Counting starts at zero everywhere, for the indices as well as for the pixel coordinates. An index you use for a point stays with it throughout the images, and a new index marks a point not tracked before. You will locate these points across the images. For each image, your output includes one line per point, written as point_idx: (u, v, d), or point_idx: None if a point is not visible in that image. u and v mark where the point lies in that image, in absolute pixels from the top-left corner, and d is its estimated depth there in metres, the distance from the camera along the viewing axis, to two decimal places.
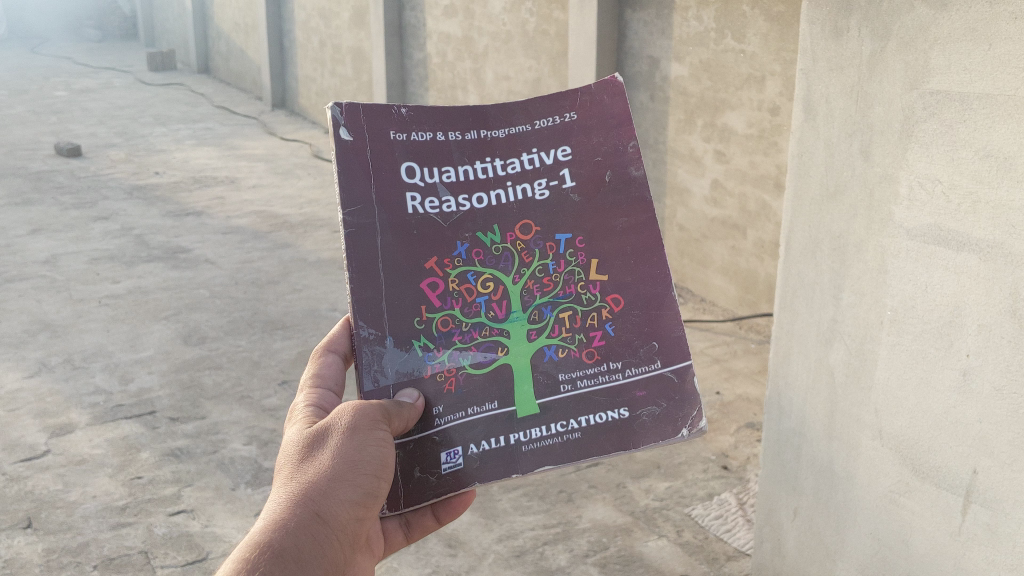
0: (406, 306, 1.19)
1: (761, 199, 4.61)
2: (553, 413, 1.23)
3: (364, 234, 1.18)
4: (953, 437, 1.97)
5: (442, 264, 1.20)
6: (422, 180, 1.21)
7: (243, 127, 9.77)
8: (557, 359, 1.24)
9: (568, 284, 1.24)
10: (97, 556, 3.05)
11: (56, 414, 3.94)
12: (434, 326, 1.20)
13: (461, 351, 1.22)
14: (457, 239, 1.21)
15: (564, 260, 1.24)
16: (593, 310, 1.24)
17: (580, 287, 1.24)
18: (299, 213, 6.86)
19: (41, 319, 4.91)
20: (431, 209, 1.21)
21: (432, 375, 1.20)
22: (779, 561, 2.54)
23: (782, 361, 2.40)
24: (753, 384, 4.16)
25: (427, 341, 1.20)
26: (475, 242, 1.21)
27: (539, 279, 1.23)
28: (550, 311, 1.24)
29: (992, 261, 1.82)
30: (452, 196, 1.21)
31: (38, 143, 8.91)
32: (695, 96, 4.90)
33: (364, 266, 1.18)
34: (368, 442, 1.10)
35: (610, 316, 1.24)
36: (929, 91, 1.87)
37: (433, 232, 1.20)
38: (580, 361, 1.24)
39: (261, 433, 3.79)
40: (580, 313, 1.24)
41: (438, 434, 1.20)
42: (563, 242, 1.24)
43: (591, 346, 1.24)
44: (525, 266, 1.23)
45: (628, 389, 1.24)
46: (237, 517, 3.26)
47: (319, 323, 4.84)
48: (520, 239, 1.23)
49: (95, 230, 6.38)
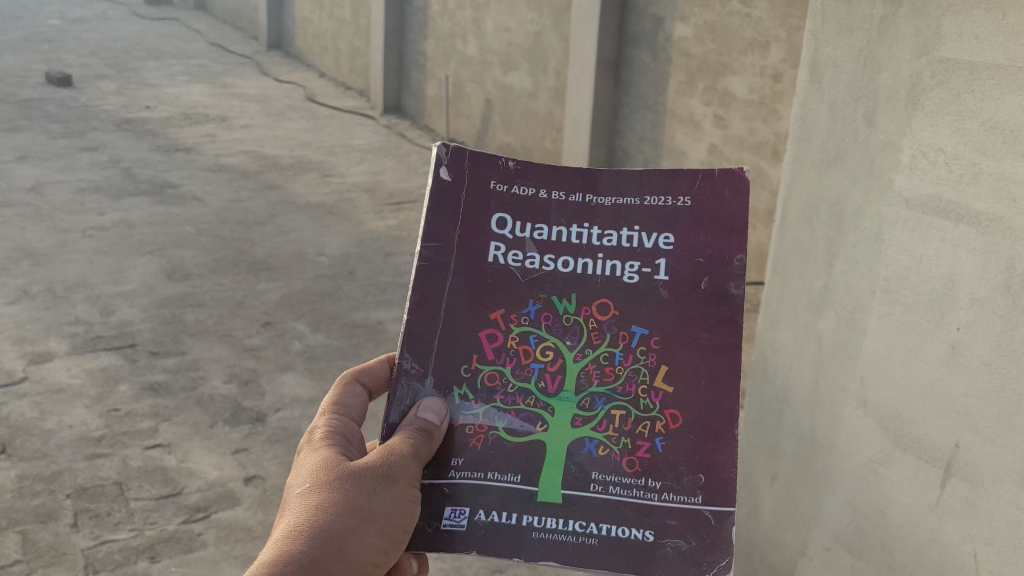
0: (454, 351, 1.07)
1: (757, 166, 4.58)
2: (577, 510, 1.04)
3: (437, 275, 1.08)
4: (936, 410, 1.95)
5: (507, 318, 1.08)
6: (511, 233, 1.09)
7: (237, 66, 9.66)
8: (597, 455, 1.06)
9: (630, 382, 1.07)
10: (70, 485, 3.03)
11: (35, 341, 3.91)
12: (480, 377, 1.07)
13: (499, 411, 1.07)
14: (529, 298, 1.08)
15: (633, 354, 1.07)
16: (648, 419, 1.06)
17: (643, 389, 1.07)
18: (290, 155, 6.80)
19: (24, 246, 4.85)
20: (513, 261, 1.08)
21: (462, 428, 1.06)
22: (754, 524, 2.55)
23: (770, 327, 2.39)
24: (737, 351, 4.17)
25: (467, 391, 1.07)
26: (548, 306, 1.08)
27: (601, 365, 1.07)
28: (603, 403, 1.07)
29: (990, 235, 1.78)
30: (617, 231, 1.08)
31: (29, 70, 8.76)
32: (697, 58, 4.85)
33: (446, 209, 1.09)
34: (405, 493, 0.99)
35: (667, 430, 1.06)
36: (938, 58, 1.83)
37: (509, 286, 1.08)
38: (619, 466, 1.06)
39: (242, 372, 3.78)
40: (633, 417, 1.06)
41: (448, 486, 1.05)
42: (638, 335, 1.07)
43: (635, 455, 1.06)
44: (590, 347, 1.07)
45: (660, 514, 1.04)
46: (214, 454, 3.24)
47: (304, 266, 4.82)
48: (595, 318, 1.08)
49: (82, 161, 6.30)
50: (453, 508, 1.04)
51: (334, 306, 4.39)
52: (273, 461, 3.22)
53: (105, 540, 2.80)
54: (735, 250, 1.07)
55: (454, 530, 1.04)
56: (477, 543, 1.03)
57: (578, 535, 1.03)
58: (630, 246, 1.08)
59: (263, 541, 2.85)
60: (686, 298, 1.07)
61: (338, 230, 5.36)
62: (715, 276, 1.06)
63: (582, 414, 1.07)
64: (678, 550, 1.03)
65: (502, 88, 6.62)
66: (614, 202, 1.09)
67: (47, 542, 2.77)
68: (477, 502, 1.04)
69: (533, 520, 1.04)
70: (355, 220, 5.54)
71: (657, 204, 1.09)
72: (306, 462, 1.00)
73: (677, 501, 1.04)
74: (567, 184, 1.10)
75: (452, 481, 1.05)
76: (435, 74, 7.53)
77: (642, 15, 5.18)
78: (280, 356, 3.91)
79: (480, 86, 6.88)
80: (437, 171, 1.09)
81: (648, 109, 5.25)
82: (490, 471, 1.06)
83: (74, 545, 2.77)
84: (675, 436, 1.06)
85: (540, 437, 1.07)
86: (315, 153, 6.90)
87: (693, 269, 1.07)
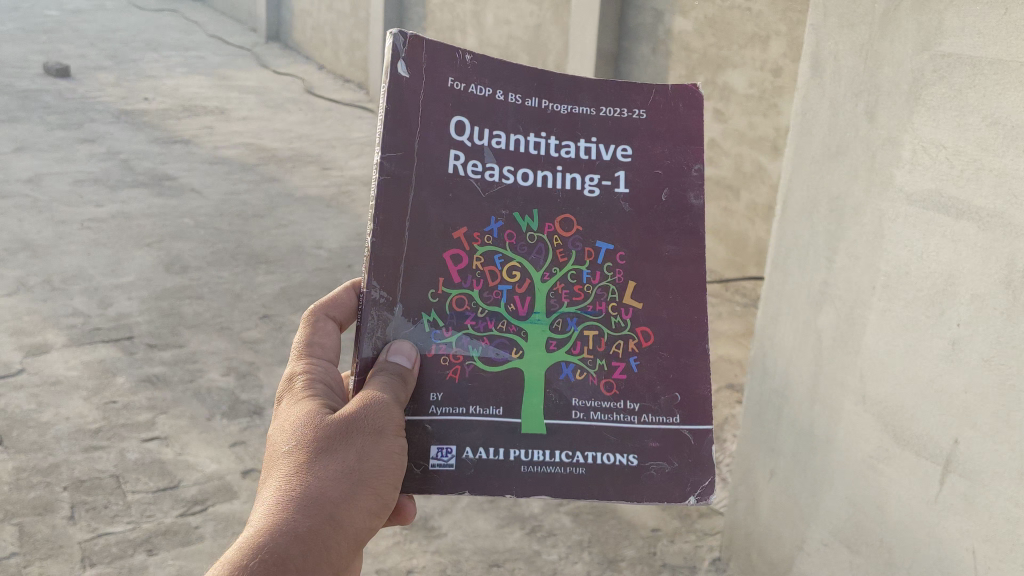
0: (424, 275, 1.17)
1: (757, 160, 4.58)
2: (562, 439, 1.21)
3: (397, 186, 1.16)
4: (936, 406, 1.95)
5: (471, 237, 1.18)
6: (470, 141, 1.19)
7: (237, 58, 9.63)
8: (574, 380, 1.22)
9: (599, 301, 1.22)
10: (67, 477, 3.02)
11: (32, 333, 3.90)
12: (447, 303, 1.18)
13: (472, 339, 1.20)
14: (492, 215, 1.19)
15: (600, 271, 1.22)
16: (620, 338, 1.23)
17: (612, 307, 1.23)
18: (288, 147, 6.78)
19: (22, 238, 4.84)
20: (472, 173, 1.18)
21: (437, 357, 1.18)
22: (752, 519, 2.55)
23: (770, 322, 2.38)
24: (736, 345, 4.17)
25: (437, 317, 1.18)
26: (511, 223, 1.20)
27: (569, 285, 1.22)
28: (575, 323, 1.22)
29: (992, 230, 1.78)
30: (575, 142, 1.22)
31: (27, 61, 8.73)
32: (697, 51, 4.84)
33: (404, 112, 1.16)
34: (389, 444, 1.07)
35: (638, 348, 1.23)
36: (941, 53, 1.82)
37: (472, 201, 1.18)
38: (597, 391, 1.22)
39: (240, 364, 3.77)
40: (605, 336, 1.23)
41: (430, 425, 1.18)
42: (603, 251, 1.22)
43: (611, 377, 1.22)
44: (557, 266, 1.21)
45: (642, 436, 1.22)
46: (211, 446, 3.23)
47: (302, 259, 4.80)
48: (559, 235, 1.21)
49: (80, 152, 6.28)
50: (440, 448, 1.17)
51: None
52: None
53: (102, 532, 2.80)
54: (693, 161, 1.23)
55: (443, 469, 1.17)
56: (470, 478, 1.18)
57: (566, 465, 1.20)
58: (588, 159, 1.22)
59: None
60: (648, 208, 1.23)
61: (337, 223, 5.35)
62: (674, 188, 1.23)
63: (555, 336, 1.22)
64: (660, 470, 1.22)
65: None
66: (570, 111, 1.23)
67: (44, 534, 2.77)
68: (462, 441, 1.18)
69: (519, 454, 1.19)
70: (353, 213, 5.53)
71: (613, 116, 1.23)
72: (291, 421, 1.06)
73: (657, 421, 1.23)
74: (523, 89, 1.21)
75: (435, 419, 1.18)
76: None
77: (642, 8, 5.17)
78: (278, 349, 3.91)
79: None
80: (395, 64, 1.16)
81: None
82: (470, 407, 1.19)
83: (71, 538, 2.77)
84: (646, 355, 1.23)
85: (517, 364, 1.21)
86: (314, 145, 6.89)
87: (653, 180, 1.23)
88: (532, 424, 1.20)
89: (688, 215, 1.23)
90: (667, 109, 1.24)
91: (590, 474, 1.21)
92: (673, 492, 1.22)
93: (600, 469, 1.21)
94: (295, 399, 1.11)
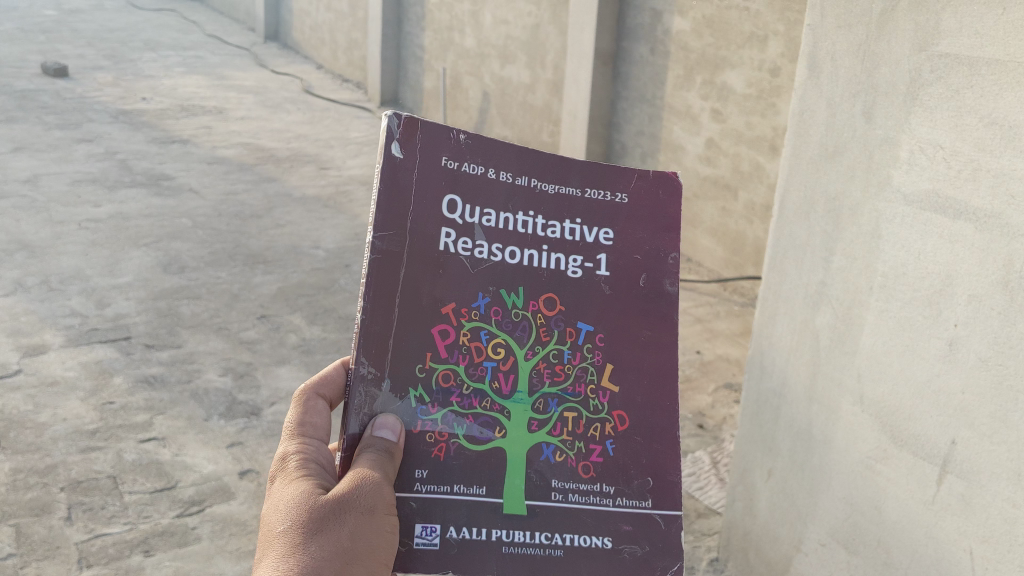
0: (411, 352, 1.09)
1: (755, 160, 4.57)
2: (541, 521, 1.10)
3: (389, 264, 1.08)
4: (933, 407, 1.94)
5: (458, 313, 1.11)
6: (460, 219, 1.11)
7: (235, 57, 9.64)
8: (554, 462, 1.12)
9: (578, 382, 1.13)
10: (64, 479, 3.02)
11: (29, 334, 3.89)
12: (434, 378, 1.10)
13: (457, 416, 1.10)
14: (479, 291, 1.11)
15: (580, 352, 1.13)
16: (597, 421, 1.13)
17: (591, 389, 1.14)
18: (286, 147, 6.78)
19: (19, 238, 4.83)
20: (462, 250, 1.11)
21: (422, 434, 1.09)
22: (750, 520, 2.55)
23: (767, 322, 2.38)
24: (734, 345, 4.16)
25: (423, 393, 1.10)
26: (497, 300, 1.12)
27: (551, 364, 1.13)
28: (556, 405, 1.13)
29: (988, 230, 1.78)
30: (562, 223, 1.13)
31: (25, 61, 8.73)
32: (695, 52, 4.83)
33: (394, 190, 1.08)
34: (382, 523, 1.00)
35: (614, 433, 1.13)
36: (938, 53, 1.82)
37: (459, 278, 1.11)
38: (574, 472, 1.12)
39: (237, 365, 3.77)
40: (585, 418, 1.13)
41: (416, 501, 1.07)
42: (584, 332, 1.13)
43: (588, 460, 1.12)
44: (540, 345, 1.13)
45: (615, 519, 1.11)
46: (208, 447, 3.23)
47: (300, 259, 4.80)
48: (543, 313, 1.13)
49: (78, 152, 6.28)
50: (424, 526, 1.07)
51: (331, 300, 4.38)
52: (268, 455, 3.21)
53: (99, 534, 2.79)
54: (670, 249, 1.14)
55: (427, 549, 1.06)
56: (453, 559, 1.07)
57: (545, 546, 1.10)
58: (574, 240, 1.13)
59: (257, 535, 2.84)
60: (625, 292, 1.14)
61: (335, 223, 5.35)
62: (652, 273, 1.14)
63: (537, 417, 1.12)
64: (634, 553, 1.11)
65: (499, 81, 6.60)
66: (558, 191, 1.14)
67: (41, 535, 2.76)
68: (447, 519, 1.08)
69: (503, 535, 1.08)
70: (351, 213, 5.53)
71: (598, 198, 1.15)
72: (282, 497, 0.98)
73: (628, 506, 1.12)
74: (515, 165, 1.12)
75: (420, 496, 1.08)
76: (433, 67, 7.51)
77: (640, 9, 5.16)
78: (276, 350, 3.90)
79: (477, 79, 6.86)
80: (388, 143, 1.08)
81: (645, 103, 5.24)
82: (456, 484, 1.09)
83: (68, 539, 2.76)
84: (622, 441, 1.13)
85: (500, 444, 1.11)
86: (312, 145, 6.89)
87: (632, 264, 1.14)
88: (514, 505, 1.09)
89: (664, 302, 1.14)
90: (649, 196, 1.15)
91: (566, 557, 1.10)
92: None
93: (577, 552, 1.10)
94: (289, 474, 1.02)
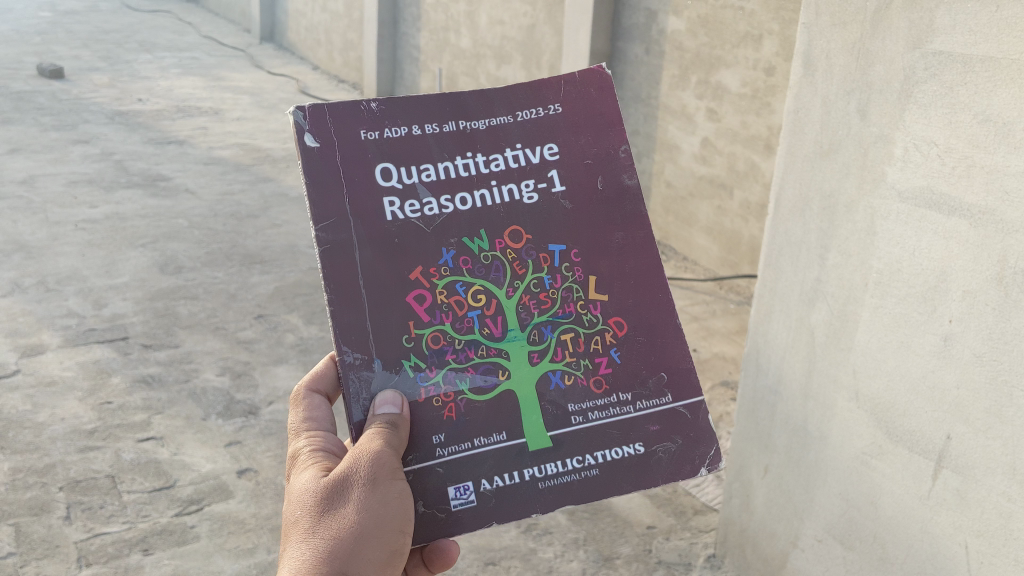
0: (393, 326, 1.12)
1: (750, 159, 4.58)
2: (568, 448, 1.15)
3: (342, 250, 1.11)
4: (929, 402, 1.96)
5: (427, 274, 1.13)
6: (400, 182, 1.14)
7: (230, 58, 9.64)
8: (565, 387, 1.16)
9: (567, 303, 1.17)
10: (63, 478, 3.02)
11: (27, 334, 3.90)
12: (424, 343, 1.13)
13: (457, 372, 1.13)
14: (441, 246, 1.14)
15: (560, 274, 1.17)
16: (597, 334, 1.18)
17: (581, 306, 1.17)
18: (282, 148, 6.79)
19: (16, 239, 4.83)
20: (412, 213, 1.14)
21: (429, 401, 1.12)
22: (746, 516, 2.56)
23: (762, 319, 2.39)
24: (730, 344, 4.18)
25: (418, 360, 1.12)
26: (462, 250, 1.14)
27: (535, 294, 1.16)
28: (552, 331, 1.16)
29: (982, 227, 1.79)
30: (503, 153, 1.17)
31: (20, 63, 8.72)
32: (691, 51, 4.85)
33: (323, 182, 1.11)
34: (388, 489, 1.04)
35: (616, 340, 1.18)
36: (931, 51, 1.84)
37: (418, 241, 1.13)
38: (588, 391, 1.16)
39: (235, 364, 3.77)
40: (583, 336, 1.17)
41: (442, 466, 1.11)
42: (557, 254, 1.17)
43: (598, 375, 1.17)
44: (518, 279, 1.15)
45: (641, 423, 1.17)
46: (206, 446, 3.24)
47: (297, 259, 4.81)
48: (511, 248, 1.16)
49: (74, 154, 6.28)
50: (457, 487, 1.11)
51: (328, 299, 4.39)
52: (266, 454, 3.22)
53: (98, 533, 2.80)
54: (619, 143, 1.19)
55: (464, 508, 1.11)
56: (494, 508, 1.11)
57: (580, 470, 1.14)
58: (520, 167, 1.17)
59: (256, 533, 2.84)
60: (589, 201, 1.18)
61: None
62: (607, 173, 1.19)
63: (535, 349, 1.16)
64: (668, 452, 1.17)
65: (495, 81, 6.61)
66: (488, 125, 1.17)
67: (39, 535, 2.77)
68: (478, 475, 1.11)
69: (535, 472, 1.13)
70: None
71: (530, 118, 1.19)
72: (295, 490, 1.05)
73: (651, 406, 1.18)
74: (437, 114, 1.16)
75: (445, 461, 1.11)
76: (428, 67, 7.52)
77: (636, 8, 5.17)
78: (274, 349, 3.91)
79: (473, 79, 6.87)
80: (301, 138, 1.11)
81: (641, 103, 5.25)
82: (476, 439, 1.12)
83: (66, 538, 2.77)
84: (626, 345, 1.18)
85: (507, 386, 1.14)
86: None
87: (584, 171, 1.19)
88: (538, 440, 1.14)
89: (630, 198, 1.19)
90: (578, 97, 1.20)
91: (603, 474, 1.15)
92: (683, 469, 1.17)
93: (613, 467, 1.15)
94: (302, 464, 1.10)
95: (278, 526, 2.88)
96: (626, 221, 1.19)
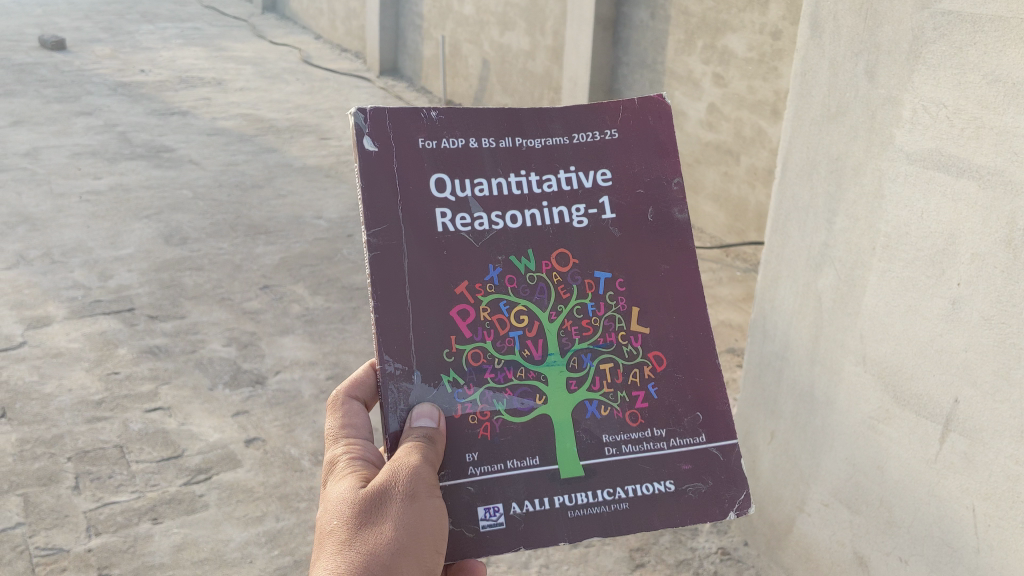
0: (436, 337, 1.13)
1: (756, 125, 4.55)
2: (600, 478, 1.14)
3: (391, 256, 1.13)
4: (936, 366, 1.94)
5: (473, 290, 1.14)
6: (453, 195, 1.15)
7: (232, 28, 9.57)
8: (600, 417, 1.16)
9: (608, 332, 1.17)
10: (71, 448, 3.03)
11: (33, 306, 3.90)
12: (464, 359, 1.14)
13: (495, 392, 1.14)
14: (488, 263, 1.15)
15: (604, 302, 1.17)
16: (635, 366, 1.17)
17: (621, 337, 1.17)
18: (286, 118, 6.75)
19: (20, 211, 4.83)
20: (462, 227, 1.15)
21: (465, 417, 1.13)
22: (753, 481, 2.56)
23: (770, 284, 2.38)
24: (736, 310, 4.17)
25: (457, 376, 1.13)
26: (508, 268, 1.15)
27: (577, 321, 1.17)
28: (591, 360, 1.17)
29: (991, 188, 1.77)
30: (556, 174, 1.18)
31: (22, 35, 8.67)
32: (696, 15, 4.80)
33: (377, 184, 1.13)
34: (427, 506, 1.03)
35: (653, 374, 1.18)
36: (941, 11, 1.81)
37: (465, 253, 1.15)
38: (623, 423, 1.16)
39: (241, 334, 3.78)
40: (622, 367, 1.17)
41: (473, 485, 1.12)
42: (603, 281, 1.17)
43: (634, 408, 1.16)
44: (561, 303, 1.16)
45: (673, 461, 1.16)
46: (214, 416, 3.25)
47: (302, 229, 4.80)
48: (557, 271, 1.17)
49: (77, 125, 6.26)
50: (486, 508, 1.11)
51: (334, 269, 4.38)
52: (273, 424, 3.22)
53: (107, 502, 2.81)
54: (671, 175, 1.19)
55: (494, 529, 1.11)
56: (522, 533, 1.11)
57: (610, 503, 1.13)
58: (572, 189, 1.18)
59: (264, 502, 2.85)
60: (637, 230, 1.18)
61: (336, 193, 5.33)
62: (658, 205, 1.19)
63: (574, 376, 1.16)
64: (698, 491, 1.16)
65: (498, 48, 6.55)
66: (544, 144, 1.18)
67: (48, 505, 2.78)
68: (508, 497, 1.12)
69: (565, 500, 1.13)
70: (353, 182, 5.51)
71: (587, 141, 1.19)
72: (332, 499, 1.04)
73: (683, 445, 1.17)
74: (493, 129, 1.18)
75: (476, 480, 1.12)
76: (432, 35, 7.46)
77: None
78: (279, 319, 3.91)
79: (476, 47, 6.82)
80: (359, 140, 1.13)
81: (646, 69, 5.21)
82: (508, 460, 1.13)
83: (75, 508, 2.78)
84: (663, 380, 1.18)
85: (543, 411, 1.15)
86: (311, 115, 6.85)
87: (635, 199, 1.19)
88: (570, 467, 1.14)
89: (677, 229, 1.18)
90: (636, 124, 1.20)
91: (632, 508, 1.14)
92: (712, 510, 1.16)
93: (642, 502, 1.14)
94: (338, 473, 1.09)
95: (285, 494, 2.90)
96: (674, 250, 1.19)
